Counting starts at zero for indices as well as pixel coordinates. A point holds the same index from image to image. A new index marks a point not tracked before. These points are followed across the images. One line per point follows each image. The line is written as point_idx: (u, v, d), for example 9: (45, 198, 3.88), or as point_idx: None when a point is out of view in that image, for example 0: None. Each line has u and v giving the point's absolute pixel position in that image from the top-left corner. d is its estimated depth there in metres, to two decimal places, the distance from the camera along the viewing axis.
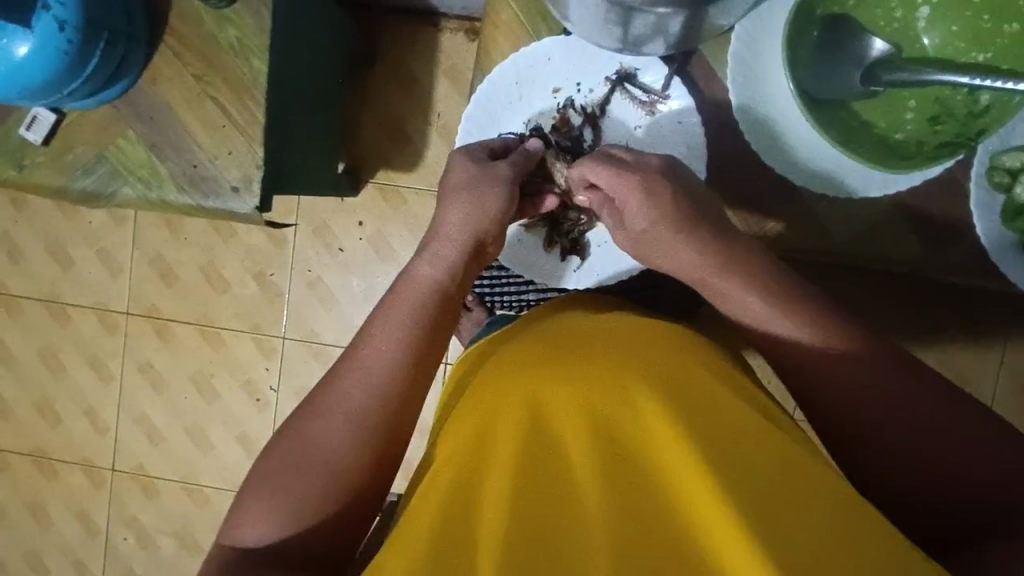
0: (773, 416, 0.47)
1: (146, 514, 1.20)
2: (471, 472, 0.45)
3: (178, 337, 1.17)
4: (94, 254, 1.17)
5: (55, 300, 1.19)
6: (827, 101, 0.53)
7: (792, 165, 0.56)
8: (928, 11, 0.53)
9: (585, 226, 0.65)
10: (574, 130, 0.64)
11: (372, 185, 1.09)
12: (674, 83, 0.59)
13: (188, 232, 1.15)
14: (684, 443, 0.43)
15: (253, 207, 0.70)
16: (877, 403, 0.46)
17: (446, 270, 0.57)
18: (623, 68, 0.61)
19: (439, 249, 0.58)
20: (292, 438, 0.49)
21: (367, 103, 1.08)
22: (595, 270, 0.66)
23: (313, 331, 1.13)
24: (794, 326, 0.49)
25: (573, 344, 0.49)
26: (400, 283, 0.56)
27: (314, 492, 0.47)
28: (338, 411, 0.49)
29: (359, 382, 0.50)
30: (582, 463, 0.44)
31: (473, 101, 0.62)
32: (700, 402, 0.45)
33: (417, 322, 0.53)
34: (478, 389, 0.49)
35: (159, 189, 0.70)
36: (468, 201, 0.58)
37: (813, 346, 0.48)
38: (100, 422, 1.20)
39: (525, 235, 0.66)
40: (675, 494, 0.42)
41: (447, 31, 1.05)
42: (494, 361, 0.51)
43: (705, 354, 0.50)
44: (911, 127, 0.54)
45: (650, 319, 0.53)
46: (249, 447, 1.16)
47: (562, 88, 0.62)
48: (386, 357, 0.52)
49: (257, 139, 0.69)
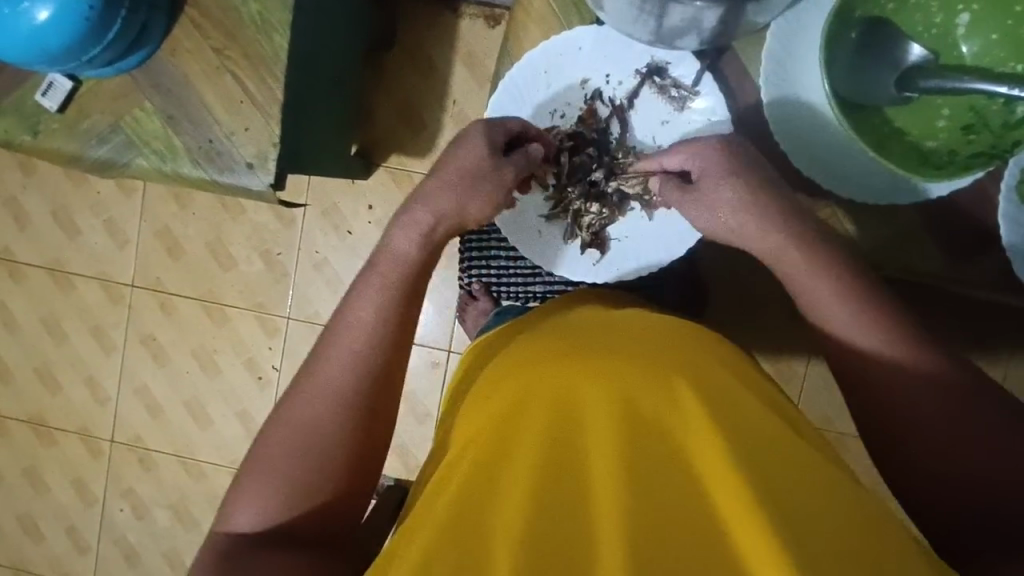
0: (792, 417, 0.47)
1: (142, 486, 1.20)
2: (490, 460, 0.45)
3: (182, 312, 1.17)
4: (101, 224, 1.17)
5: (60, 268, 1.18)
6: (859, 106, 0.53)
7: (821, 160, 0.56)
8: (968, 18, 0.52)
9: (607, 220, 0.64)
10: (601, 122, 0.63)
11: (383, 169, 1.09)
12: (704, 80, 0.58)
13: (196, 207, 1.14)
14: (707, 442, 0.43)
15: (267, 185, 0.70)
16: (916, 404, 0.46)
17: (423, 244, 0.55)
18: (654, 62, 0.60)
19: (414, 222, 0.55)
20: (293, 420, 0.49)
21: (383, 86, 1.07)
22: (615, 264, 0.65)
23: (317, 312, 1.13)
24: (849, 317, 0.48)
25: (595, 340, 0.49)
26: (380, 256, 0.54)
27: (315, 474, 0.48)
28: (321, 393, 0.50)
29: (344, 361, 0.50)
30: (604, 458, 0.44)
31: (501, 88, 0.60)
32: (723, 402, 0.45)
33: (389, 297, 0.52)
34: (497, 376, 0.49)
35: (173, 162, 0.70)
36: (462, 181, 0.55)
37: (859, 344, 0.48)
38: (100, 392, 1.20)
39: (546, 226, 0.65)
40: (694, 494, 0.42)
41: (467, 17, 1.04)
42: (512, 353, 0.51)
43: (728, 354, 0.49)
44: (944, 135, 0.54)
45: (672, 318, 0.52)
46: (248, 424, 1.16)
47: (590, 78, 0.62)
48: (365, 328, 0.51)
49: (275, 117, 0.69)
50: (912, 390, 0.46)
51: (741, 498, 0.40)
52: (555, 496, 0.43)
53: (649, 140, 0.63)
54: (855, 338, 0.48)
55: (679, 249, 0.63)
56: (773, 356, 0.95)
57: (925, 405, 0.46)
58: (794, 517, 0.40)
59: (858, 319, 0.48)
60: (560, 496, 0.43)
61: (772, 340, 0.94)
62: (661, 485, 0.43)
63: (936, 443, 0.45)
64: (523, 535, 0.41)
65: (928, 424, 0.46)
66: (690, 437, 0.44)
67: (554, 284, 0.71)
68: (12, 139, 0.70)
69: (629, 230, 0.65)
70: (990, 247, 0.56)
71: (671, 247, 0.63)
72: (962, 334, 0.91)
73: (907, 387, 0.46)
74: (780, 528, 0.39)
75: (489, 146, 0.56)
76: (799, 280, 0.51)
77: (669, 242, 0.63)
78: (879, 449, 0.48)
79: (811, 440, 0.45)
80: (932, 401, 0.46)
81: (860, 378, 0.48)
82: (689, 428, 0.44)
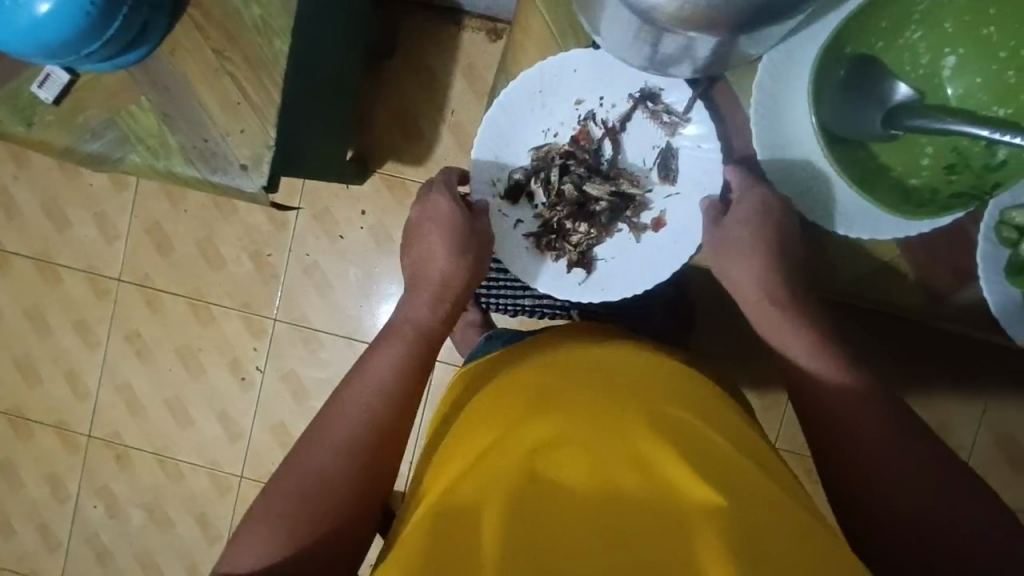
0: (769, 461, 0.48)
1: (118, 485, 1.19)
2: (469, 490, 0.45)
3: (168, 308, 1.16)
4: (91, 217, 1.16)
5: (46, 260, 1.18)
6: (847, 139, 0.54)
7: (801, 188, 0.57)
8: (954, 61, 0.53)
9: (595, 240, 0.67)
10: (594, 142, 0.65)
11: (378, 176, 1.09)
12: (696, 107, 0.59)
13: (188, 204, 1.14)
14: (681, 469, 0.44)
15: (260, 187, 0.70)
16: (855, 418, 0.53)
17: (435, 312, 0.64)
18: (647, 87, 0.62)
19: (436, 295, 0.65)
20: (305, 458, 0.52)
21: (383, 94, 1.08)
22: (601, 283, 0.66)
23: (304, 315, 1.12)
24: (795, 342, 0.57)
25: (576, 380, 0.51)
26: (397, 323, 0.63)
27: (320, 501, 0.50)
28: (337, 437, 0.53)
29: (365, 404, 0.55)
30: (582, 483, 0.44)
31: (496, 104, 0.62)
32: (694, 438, 0.47)
33: (407, 354, 0.60)
34: (479, 416, 0.51)
35: (166, 160, 0.70)
36: (450, 247, 0.65)
37: (808, 370, 0.56)
38: (80, 386, 1.19)
39: (532, 246, 0.67)
40: (669, 521, 0.42)
41: (469, 30, 1.05)
42: (496, 391, 0.53)
43: (707, 401, 0.52)
44: (926, 173, 0.55)
45: (651, 361, 0.55)
46: (228, 425, 1.15)
47: (585, 100, 0.63)
48: (380, 379, 0.57)
49: (271, 120, 0.69)
50: (862, 415, 0.53)
51: (714, 523, 0.40)
52: (535, 514, 0.42)
53: (641, 162, 0.65)
54: (810, 363, 0.56)
55: (664, 274, 0.63)
56: (757, 381, 0.96)
57: (876, 428, 0.52)
58: (766, 540, 0.40)
59: (806, 350, 0.57)
60: (537, 516, 0.42)
61: (756, 366, 0.95)
62: (637, 510, 0.42)
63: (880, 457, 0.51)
64: (499, 556, 0.40)
65: (878, 439, 0.51)
66: (664, 467, 0.44)
67: (544, 300, 0.74)
68: (4, 130, 0.69)
69: (615, 250, 0.66)
70: (966, 283, 0.56)
71: (655, 271, 0.64)
72: (941, 366, 0.92)
73: (848, 408, 0.53)
74: (749, 551, 0.39)
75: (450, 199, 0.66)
76: (773, 325, 0.59)
77: (658, 266, 0.64)
78: (841, 478, 0.52)
79: (781, 479, 0.47)
80: (869, 418, 0.52)
81: (814, 403, 0.55)
82: (663, 460, 0.44)
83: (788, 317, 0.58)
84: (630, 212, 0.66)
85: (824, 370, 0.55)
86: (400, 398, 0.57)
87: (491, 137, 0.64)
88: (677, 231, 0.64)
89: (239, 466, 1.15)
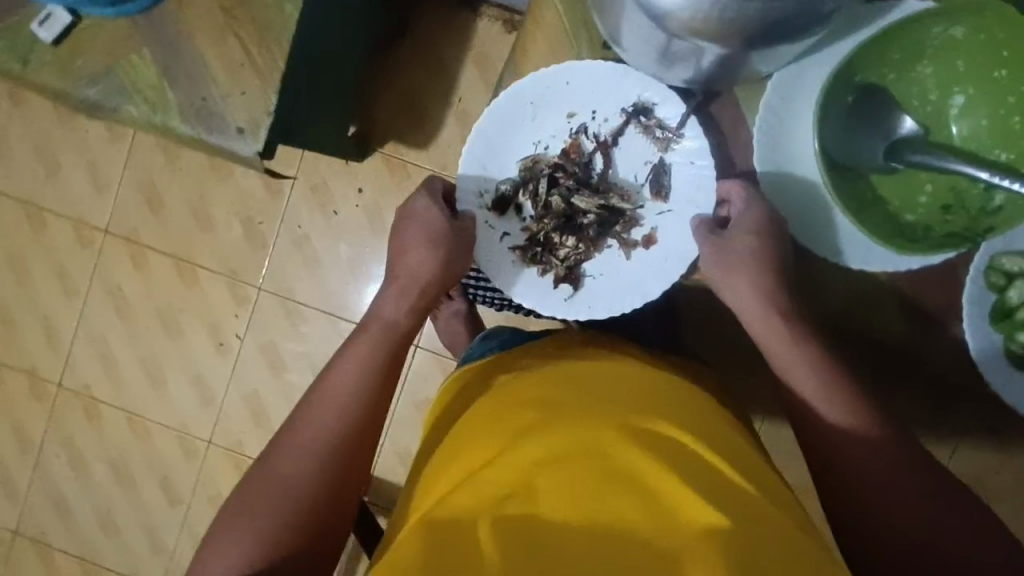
0: (767, 481, 0.49)
1: (84, 438, 1.17)
2: (465, 501, 0.45)
3: (152, 266, 1.14)
4: (83, 165, 1.14)
5: (33, 204, 1.16)
6: (847, 167, 0.54)
7: (798, 211, 0.57)
8: (962, 101, 0.53)
9: (583, 256, 0.66)
10: (585, 155, 0.64)
11: (379, 155, 1.08)
12: (690, 122, 0.59)
13: (183, 163, 1.12)
14: (679, 487, 0.44)
15: (255, 152, 0.68)
16: (857, 450, 0.52)
17: (407, 313, 0.64)
18: (640, 102, 0.61)
19: (405, 290, 0.65)
20: (270, 470, 0.53)
21: (392, 73, 1.06)
22: (587, 300, 0.65)
23: (289, 287, 1.11)
24: (804, 372, 0.55)
25: (574, 394, 0.52)
26: (370, 322, 0.62)
27: (285, 515, 0.51)
28: (302, 448, 0.54)
29: (330, 415, 0.56)
30: (577, 499, 0.44)
31: (486, 113, 0.62)
32: (691, 457, 0.47)
33: (374, 358, 0.59)
34: (475, 426, 0.52)
35: (162, 114, 0.68)
36: (429, 248, 0.64)
37: (814, 403, 0.54)
38: (55, 335, 1.17)
39: (517, 261, 0.66)
40: (667, 538, 0.42)
41: (485, 18, 1.04)
42: (493, 401, 0.54)
43: (707, 421, 0.52)
44: (922, 210, 0.55)
45: (652, 379, 0.55)
46: (201, 389, 1.14)
47: (577, 113, 0.62)
48: (345, 387, 0.57)
49: (273, 86, 0.67)
50: (865, 446, 0.53)
51: (711, 542, 0.41)
52: (531, 529, 0.43)
53: (633, 178, 0.64)
54: (818, 397, 0.54)
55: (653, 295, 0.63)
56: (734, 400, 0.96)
57: (877, 460, 0.52)
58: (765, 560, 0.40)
59: (816, 381, 0.55)
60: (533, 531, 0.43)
61: None
62: (634, 527, 0.43)
63: (881, 484, 0.51)
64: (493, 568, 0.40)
65: (879, 469, 0.52)
66: (661, 485, 0.45)
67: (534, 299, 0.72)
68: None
69: (604, 267, 0.65)
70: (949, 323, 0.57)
71: (644, 292, 0.63)
72: None
73: (849, 440, 0.53)
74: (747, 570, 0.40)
75: (432, 199, 0.66)
76: (779, 350, 0.56)
77: (646, 284, 0.63)
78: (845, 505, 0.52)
79: (780, 502, 0.47)
80: (870, 448, 0.52)
81: (819, 434, 0.54)
82: (660, 478, 0.45)
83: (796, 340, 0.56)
84: (619, 228, 0.65)
85: (830, 403, 0.54)
86: (367, 410, 0.57)
87: (479, 145, 0.63)
88: (669, 249, 0.63)
89: (208, 432, 1.14)
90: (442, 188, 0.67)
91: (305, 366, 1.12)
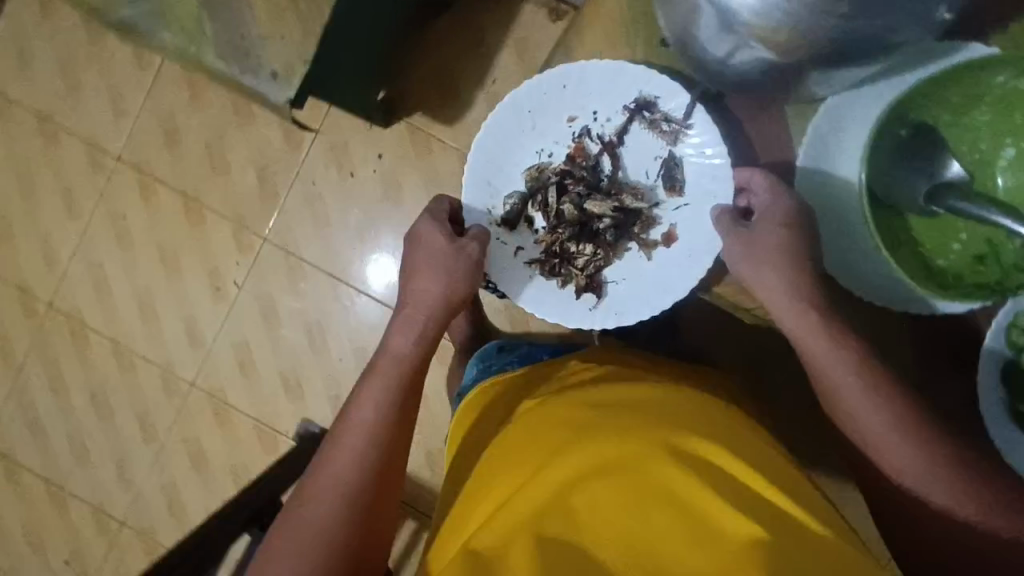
0: (805, 495, 0.52)
1: (67, 361, 1.16)
2: (504, 527, 0.50)
3: (160, 200, 1.13)
4: (105, 87, 1.12)
5: (49, 119, 1.14)
6: (885, 204, 0.59)
7: (836, 244, 0.61)
8: (1011, 154, 0.58)
9: (603, 262, 0.69)
10: (591, 158, 0.69)
11: (405, 124, 1.07)
12: (695, 112, 0.63)
13: (206, 102, 1.10)
14: (711, 501, 0.49)
15: (286, 99, 0.67)
16: (895, 449, 0.54)
17: (418, 341, 0.65)
18: (642, 97, 0.64)
19: (412, 318, 0.66)
20: (299, 516, 0.54)
21: (430, 44, 1.05)
22: (611, 307, 0.68)
23: (295, 242, 1.10)
24: (839, 375, 0.56)
25: (601, 415, 0.55)
26: (380, 357, 0.64)
27: (317, 563, 0.52)
28: (327, 491, 0.55)
29: (352, 453, 0.57)
30: (613, 521, 0.48)
31: (484, 131, 0.68)
32: (719, 471, 0.51)
33: (389, 390, 0.61)
34: (507, 451, 0.57)
35: (197, 47, 0.67)
36: (438, 273, 0.66)
37: (851, 404, 0.55)
38: (52, 254, 1.16)
39: (535, 272, 0.70)
40: (703, 547, 0.46)
41: (532, 2, 1.03)
42: (520, 426, 0.59)
43: (735, 435, 0.56)
44: (955, 256, 0.60)
45: (679, 397, 0.59)
46: (192, 331, 1.13)
47: (578, 116, 0.67)
48: (361, 423, 0.59)
49: (313, 35, 0.66)
50: (904, 446, 0.54)
51: (745, 550, 0.45)
52: (571, 550, 0.47)
53: (645, 175, 0.69)
54: (858, 400, 0.55)
55: (681, 290, 0.65)
56: None
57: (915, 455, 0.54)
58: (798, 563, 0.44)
59: (854, 380, 0.55)
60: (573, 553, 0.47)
61: None
62: (672, 540, 0.47)
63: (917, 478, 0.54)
64: None
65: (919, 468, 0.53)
66: (694, 499, 0.49)
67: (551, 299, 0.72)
68: None
69: (625, 271, 0.69)
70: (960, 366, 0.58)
71: (673, 288, 0.66)
72: None
73: (890, 439, 0.54)
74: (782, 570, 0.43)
75: (435, 224, 0.67)
76: (816, 357, 0.57)
77: (671, 281, 0.66)
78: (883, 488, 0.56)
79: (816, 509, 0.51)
80: (909, 447, 0.54)
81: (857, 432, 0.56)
82: (693, 492, 0.49)
83: (834, 343, 0.57)
84: (637, 228, 0.69)
85: (869, 406, 0.55)
86: (387, 447, 0.58)
87: (481, 161, 0.69)
88: (691, 245, 0.66)
89: (193, 374, 1.13)
90: (443, 214, 0.68)
91: (299, 323, 1.11)
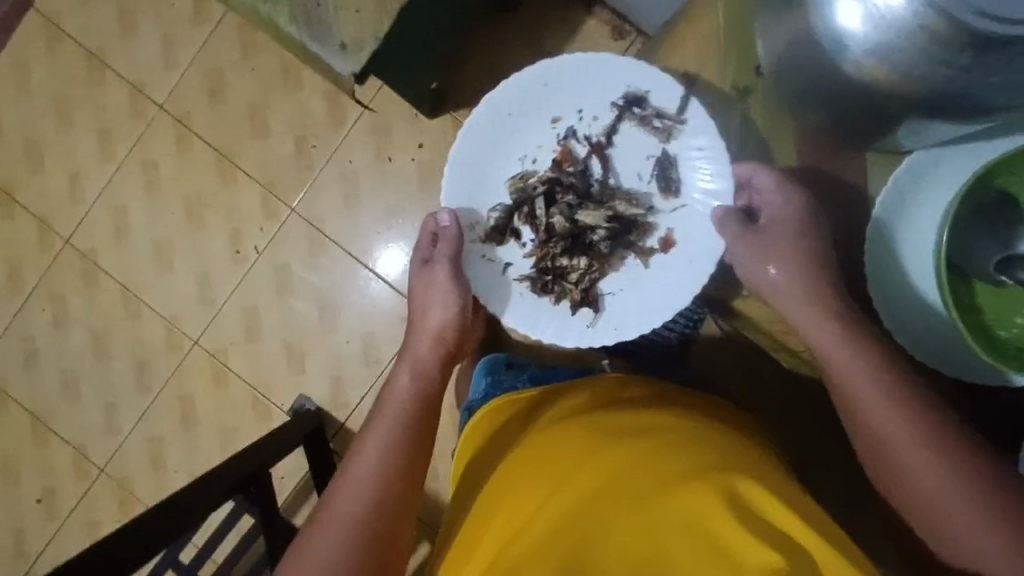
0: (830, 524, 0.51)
1: (73, 299, 1.15)
2: (518, 553, 0.49)
3: (195, 154, 1.13)
4: (159, 35, 1.12)
5: (98, 57, 1.14)
6: (956, 265, 0.60)
7: (889, 287, 0.64)
8: None
9: (597, 275, 0.73)
10: (579, 162, 0.74)
11: (451, 117, 1.07)
12: (687, 106, 0.69)
13: (257, 64, 1.10)
14: (730, 529, 0.47)
15: (351, 72, 0.67)
16: (926, 478, 0.55)
17: (420, 377, 0.70)
18: (628, 93, 0.71)
19: (416, 361, 0.71)
20: (311, 547, 0.56)
21: (489, 42, 1.05)
22: (611, 318, 0.72)
23: (321, 217, 1.10)
24: (876, 403, 0.58)
25: (615, 442, 0.55)
26: (386, 397, 0.69)
27: None
28: (336, 522, 0.57)
29: (360, 482, 0.60)
30: (628, 553, 0.48)
31: (462, 138, 0.73)
32: (738, 498, 0.50)
33: (398, 423, 0.65)
34: (523, 471, 0.57)
35: (270, 5, 0.67)
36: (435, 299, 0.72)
37: (883, 433, 0.57)
38: (78, 190, 1.15)
39: (525, 289, 0.74)
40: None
41: (596, 18, 1.03)
42: (535, 445, 0.59)
43: (755, 465, 0.54)
44: (1016, 330, 0.60)
45: (701, 426, 0.58)
46: (204, 289, 1.12)
47: (561, 118, 0.74)
48: (370, 455, 0.62)
49: (389, 14, 0.66)
50: (937, 475, 0.55)
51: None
52: None
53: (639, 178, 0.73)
54: (893, 427, 0.57)
55: (679, 301, 0.69)
56: None
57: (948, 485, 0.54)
58: None
59: (888, 400, 0.57)
60: None
61: None
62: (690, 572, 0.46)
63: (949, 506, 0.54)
64: None
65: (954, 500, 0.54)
66: (712, 528, 0.48)
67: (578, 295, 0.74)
68: None
69: (620, 283, 0.73)
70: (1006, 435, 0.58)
71: (671, 300, 0.70)
72: None
73: (924, 467, 0.55)
74: None
75: (424, 256, 0.74)
76: (852, 393, 0.59)
77: (671, 285, 0.70)
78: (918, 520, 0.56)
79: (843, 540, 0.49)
80: (943, 477, 0.54)
81: (893, 462, 0.56)
82: (711, 521, 0.48)
83: (876, 373, 0.58)
84: (633, 235, 0.73)
85: (902, 431, 0.56)
86: (395, 476, 0.61)
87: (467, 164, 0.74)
88: (691, 250, 0.71)
89: (198, 332, 1.12)
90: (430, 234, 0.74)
91: (312, 298, 1.10)
